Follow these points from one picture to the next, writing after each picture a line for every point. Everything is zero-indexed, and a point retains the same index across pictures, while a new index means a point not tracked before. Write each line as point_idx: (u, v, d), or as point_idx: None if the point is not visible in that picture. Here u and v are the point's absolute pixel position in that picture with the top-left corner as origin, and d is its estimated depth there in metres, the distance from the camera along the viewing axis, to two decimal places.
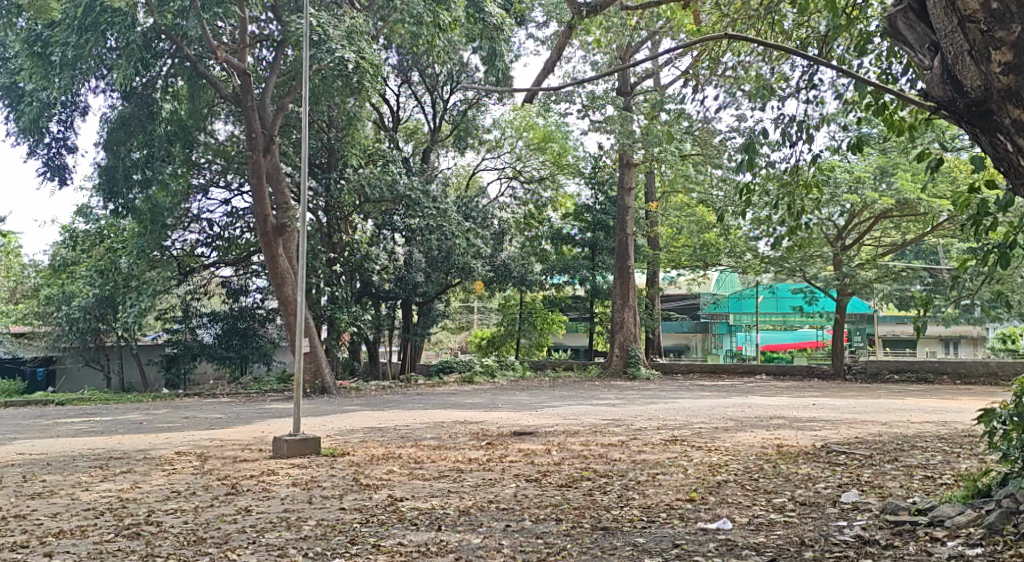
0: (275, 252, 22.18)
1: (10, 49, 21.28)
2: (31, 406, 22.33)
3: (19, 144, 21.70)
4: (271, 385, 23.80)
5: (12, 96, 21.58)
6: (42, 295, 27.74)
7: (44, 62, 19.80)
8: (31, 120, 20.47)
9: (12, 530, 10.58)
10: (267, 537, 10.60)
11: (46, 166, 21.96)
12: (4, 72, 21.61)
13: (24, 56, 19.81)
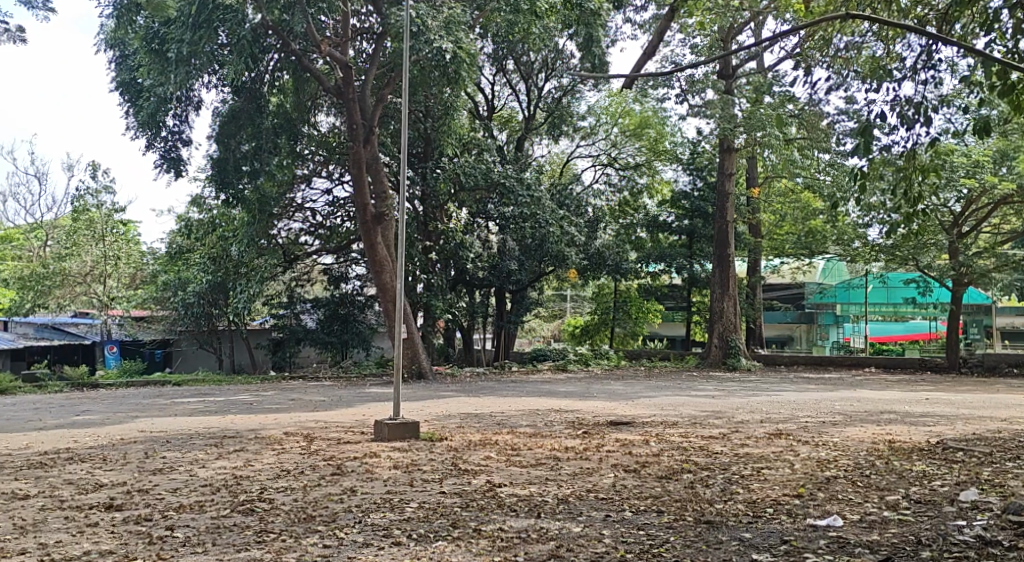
0: (374, 240, 22.42)
1: (131, 47, 22.23)
2: (149, 385, 23.10)
3: (138, 137, 22.48)
4: (370, 369, 24.13)
5: (131, 91, 22.58)
6: (158, 280, 28.67)
7: (161, 57, 20.61)
8: (149, 114, 21.27)
9: (136, 504, 10.85)
10: (372, 517, 10.69)
11: (162, 159, 22.60)
12: (124, 68, 22.57)
13: (143, 53, 20.87)
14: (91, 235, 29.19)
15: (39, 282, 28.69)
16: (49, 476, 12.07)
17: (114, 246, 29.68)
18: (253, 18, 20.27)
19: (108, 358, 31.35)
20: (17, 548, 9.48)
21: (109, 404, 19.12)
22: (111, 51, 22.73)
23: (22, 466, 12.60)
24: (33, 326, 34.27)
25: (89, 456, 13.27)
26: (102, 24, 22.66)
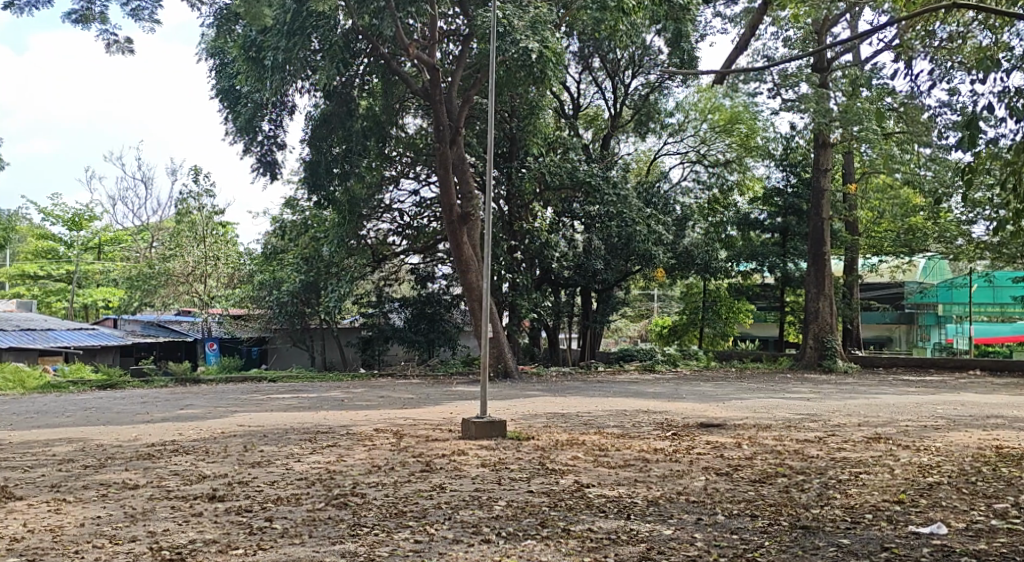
0: (459, 240, 22.47)
1: (229, 55, 22.97)
2: (245, 381, 23.63)
3: (236, 142, 23.02)
4: (457, 367, 24.22)
5: (230, 98, 23.32)
6: (254, 280, 29.26)
7: (258, 64, 21.09)
8: (246, 120, 22.05)
9: (237, 495, 11.02)
10: (462, 514, 10.66)
11: (259, 163, 23.06)
12: (224, 75, 23.38)
13: (240, 60, 21.32)
14: (193, 237, 30.76)
15: (147, 281, 30.49)
16: (155, 467, 12.33)
17: (214, 247, 31.01)
18: (344, 23, 20.54)
19: (209, 355, 32.28)
20: (127, 536, 9.66)
21: (208, 399, 19.54)
22: (212, 60, 23.71)
23: (130, 457, 12.90)
24: (138, 324, 35.34)
25: (192, 448, 13.54)
26: (204, 34, 23.54)
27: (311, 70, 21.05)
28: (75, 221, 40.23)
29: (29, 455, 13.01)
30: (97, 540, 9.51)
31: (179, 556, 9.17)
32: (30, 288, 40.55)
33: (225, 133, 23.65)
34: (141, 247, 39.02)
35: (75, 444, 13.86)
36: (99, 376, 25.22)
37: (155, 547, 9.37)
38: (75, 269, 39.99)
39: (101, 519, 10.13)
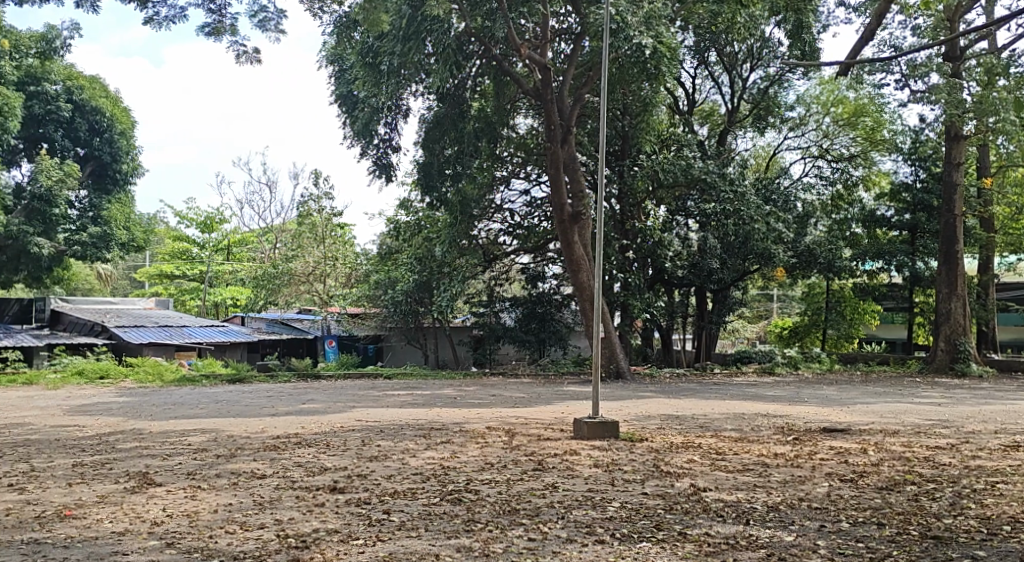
0: (570, 240, 22.23)
1: (348, 61, 23.42)
2: (361, 378, 23.96)
3: (353, 146, 23.37)
4: (568, 367, 24.04)
5: (348, 103, 23.78)
6: (370, 279, 29.71)
7: (375, 70, 21.47)
8: (363, 124, 22.48)
9: (356, 487, 11.07)
10: (575, 514, 10.45)
11: (374, 165, 23.36)
12: (341, 81, 23.86)
13: (359, 66, 21.75)
14: (314, 238, 31.37)
15: (271, 280, 31.16)
16: (280, 458, 12.50)
17: (333, 247, 31.63)
18: (458, 27, 20.64)
19: (328, 351, 33.40)
20: (256, 523, 9.81)
21: (329, 394, 19.85)
22: (332, 67, 24.25)
23: (258, 447, 13.13)
24: (263, 323, 36.20)
25: (314, 441, 13.70)
26: (324, 42, 24.09)
27: (425, 73, 21.48)
28: (207, 223, 41.50)
29: (166, 444, 13.38)
30: (228, 527, 9.67)
31: (304, 545, 9.26)
32: (167, 287, 42.14)
33: (343, 138, 24.10)
34: (266, 249, 40.05)
35: (207, 434, 14.21)
36: (228, 371, 25.99)
37: (282, 534, 9.51)
38: (206, 269, 41.22)
39: (231, 505, 10.29)
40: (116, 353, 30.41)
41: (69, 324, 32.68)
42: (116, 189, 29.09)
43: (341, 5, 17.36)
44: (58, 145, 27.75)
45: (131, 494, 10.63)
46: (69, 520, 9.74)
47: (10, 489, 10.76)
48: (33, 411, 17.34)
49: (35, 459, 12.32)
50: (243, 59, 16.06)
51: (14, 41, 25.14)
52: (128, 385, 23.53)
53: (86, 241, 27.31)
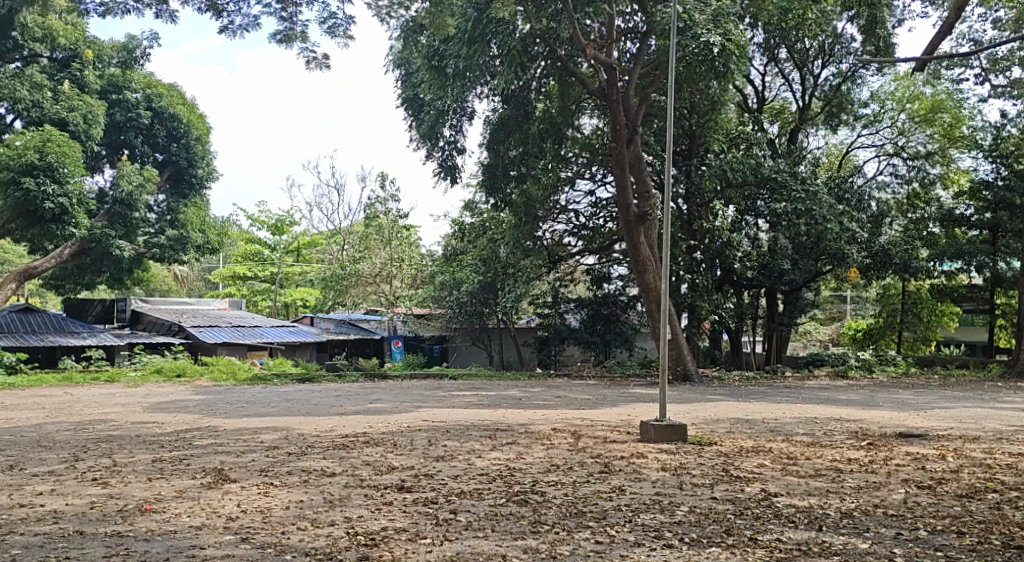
0: (636, 240, 22.01)
1: (414, 65, 23.52)
2: (428, 378, 24.02)
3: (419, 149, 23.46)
4: (634, 369, 23.82)
5: (414, 106, 23.86)
6: (435, 280, 29.80)
7: (441, 73, 21.50)
8: (429, 126, 22.56)
9: (423, 487, 11.02)
10: (643, 517, 10.27)
11: (439, 167, 23.40)
12: (408, 85, 23.97)
13: (425, 69, 21.74)
14: (380, 240, 31.53)
15: (340, 281, 31.48)
16: (349, 456, 12.53)
17: (399, 249, 31.76)
18: (523, 28, 20.61)
19: (395, 352, 33.74)
20: (326, 520, 9.82)
21: (396, 394, 19.90)
22: (398, 71, 24.36)
23: (327, 446, 13.17)
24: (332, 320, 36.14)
25: (381, 440, 13.72)
26: (391, 45, 24.22)
27: (490, 75, 21.47)
28: (278, 225, 42.03)
29: (239, 441, 13.50)
30: (300, 523, 9.70)
31: (373, 543, 9.27)
32: (240, 289, 42.75)
33: (409, 141, 24.18)
34: (334, 250, 40.44)
35: (278, 432, 14.31)
36: (298, 370, 26.27)
37: (351, 532, 9.52)
38: (277, 271, 41.74)
39: (302, 502, 10.32)
40: (193, 352, 31.06)
41: (148, 324, 33.43)
42: (192, 193, 29.57)
43: (408, 9, 17.41)
44: (138, 151, 28.05)
45: (206, 490, 10.72)
46: (149, 513, 9.85)
47: (93, 483, 10.92)
48: (113, 407, 17.67)
49: (116, 454, 12.51)
50: (313, 67, 16.27)
51: (96, 50, 26.21)
52: (203, 383, 23.90)
53: (164, 244, 27.98)
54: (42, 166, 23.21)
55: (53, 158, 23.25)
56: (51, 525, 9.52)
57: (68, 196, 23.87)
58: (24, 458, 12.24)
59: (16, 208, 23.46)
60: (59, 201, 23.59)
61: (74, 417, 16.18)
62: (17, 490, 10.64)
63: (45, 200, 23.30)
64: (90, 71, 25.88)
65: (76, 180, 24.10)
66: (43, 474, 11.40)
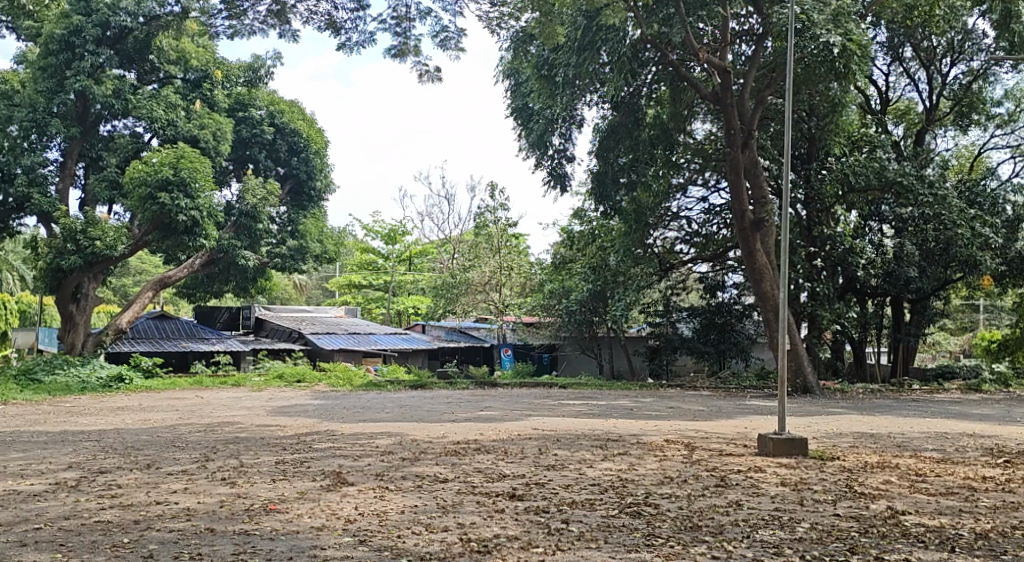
0: (752, 247, 21.42)
1: (523, 74, 23.47)
2: (539, 386, 23.88)
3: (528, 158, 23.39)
4: (751, 380, 23.20)
5: (523, 115, 23.83)
6: (545, 288, 29.74)
7: (551, 82, 21.38)
8: (537, 136, 22.46)
9: (535, 495, 10.83)
10: (761, 533, 9.88)
11: (549, 175, 23.28)
12: (518, 94, 23.96)
13: (535, 79, 21.62)
14: (490, 249, 31.62)
15: (449, 290, 31.73)
16: (462, 463, 12.44)
17: (508, 257, 31.75)
18: (633, 34, 20.29)
19: (504, 360, 33.35)
20: (440, 525, 9.72)
21: (506, 402, 19.80)
22: (507, 81, 24.40)
23: (440, 452, 13.12)
24: (443, 330, 36.43)
25: (493, 448, 13.61)
26: (500, 56, 24.26)
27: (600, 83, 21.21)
28: (390, 235, 42.58)
29: (356, 445, 13.57)
30: (415, 527, 9.62)
31: (485, 550, 9.15)
32: (355, 296, 43.43)
33: (519, 150, 24.15)
34: (444, 259, 40.75)
35: (393, 438, 14.34)
36: (411, 377, 26.45)
37: (465, 537, 9.40)
38: (390, 280, 42.30)
39: (417, 507, 10.25)
40: (312, 357, 31.76)
41: (270, 331, 34.35)
42: (311, 205, 30.11)
43: (518, 19, 17.33)
44: (262, 165, 28.67)
45: (326, 492, 10.76)
46: (274, 513, 9.92)
47: (222, 482, 11.08)
48: (239, 410, 18.06)
49: (242, 455, 12.71)
50: (425, 82, 16.51)
51: (224, 71, 27.16)
52: (322, 388, 24.27)
53: (284, 253, 28.71)
54: (177, 181, 23.93)
55: (185, 173, 24.00)
56: (184, 521, 9.66)
57: (200, 209, 24.53)
58: (158, 458, 12.52)
59: (153, 221, 24.20)
60: (191, 214, 24.22)
61: (203, 419, 16.58)
62: (153, 487, 10.86)
63: (178, 213, 23.95)
64: (220, 90, 26.71)
65: (207, 194, 24.75)
66: (177, 472, 11.62)
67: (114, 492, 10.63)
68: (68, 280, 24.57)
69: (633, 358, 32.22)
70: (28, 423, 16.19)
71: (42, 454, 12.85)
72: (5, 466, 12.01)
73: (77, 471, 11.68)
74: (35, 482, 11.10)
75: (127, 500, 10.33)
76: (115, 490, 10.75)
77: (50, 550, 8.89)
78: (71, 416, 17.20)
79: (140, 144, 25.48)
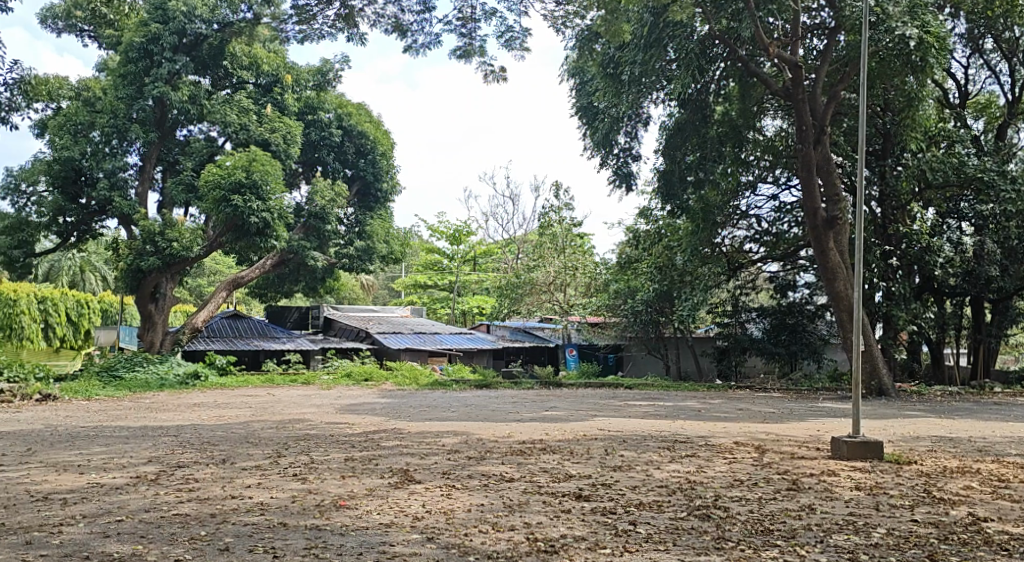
0: (825, 246, 20.93)
1: (589, 73, 23.24)
2: (605, 387, 23.66)
3: (593, 157, 23.22)
4: (823, 381, 22.73)
5: (588, 114, 23.63)
6: (610, 289, 29.46)
7: (616, 81, 21.15)
8: (602, 135, 22.26)
9: (601, 496, 10.65)
10: (835, 538, 9.58)
11: (615, 175, 23.05)
12: (583, 93, 23.73)
13: (600, 77, 21.47)
14: (554, 249, 31.49)
15: (514, 290, 31.69)
16: (528, 463, 12.30)
17: (573, 257, 31.52)
18: (700, 30, 20.04)
19: (569, 360, 33.38)
20: (507, 524, 9.60)
21: (571, 402, 19.59)
22: (573, 81, 24.17)
23: (506, 451, 13.01)
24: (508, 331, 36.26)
25: (559, 448, 13.45)
26: (566, 56, 24.06)
27: (667, 80, 20.81)
28: (455, 235, 42.64)
29: (423, 444, 13.52)
30: (481, 526, 9.51)
31: (553, 550, 9.01)
32: (420, 297, 43.61)
33: (584, 149, 23.98)
34: (509, 259, 40.68)
35: (458, 437, 14.25)
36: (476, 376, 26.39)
37: (531, 537, 9.27)
38: (455, 280, 42.32)
39: (483, 506, 10.14)
40: (379, 356, 31.97)
41: (338, 330, 34.58)
42: (378, 206, 30.25)
43: (584, 18, 17.15)
44: (331, 167, 28.89)
45: (394, 489, 10.71)
46: (344, 509, 9.89)
47: (293, 478, 11.11)
48: (308, 408, 18.16)
49: (313, 452, 12.73)
50: (491, 82, 16.41)
51: (295, 75, 27.53)
52: (388, 387, 24.37)
53: (352, 254, 28.80)
54: (249, 184, 24.21)
55: (258, 176, 24.24)
56: (257, 515, 9.68)
57: (271, 211, 24.71)
58: (232, 454, 12.62)
59: (227, 223, 24.56)
60: (263, 215, 24.40)
61: (274, 416, 16.71)
62: (228, 482, 10.93)
63: (250, 214, 24.17)
64: (290, 94, 26.98)
65: (278, 196, 25.00)
66: (250, 468, 11.69)
67: (191, 486, 10.71)
68: (146, 281, 25.08)
69: (701, 359, 31.84)
70: (109, 419, 16.48)
71: (123, 448, 13.04)
72: (87, 460, 12.21)
73: (156, 465, 11.81)
74: (116, 476, 11.23)
75: (203, 494, 10.40)
76: (192, 484, 10.83)
77: (131, 541, 8.96)
78: (149, 412, 17.46)
79: (214, 148, 25.91)
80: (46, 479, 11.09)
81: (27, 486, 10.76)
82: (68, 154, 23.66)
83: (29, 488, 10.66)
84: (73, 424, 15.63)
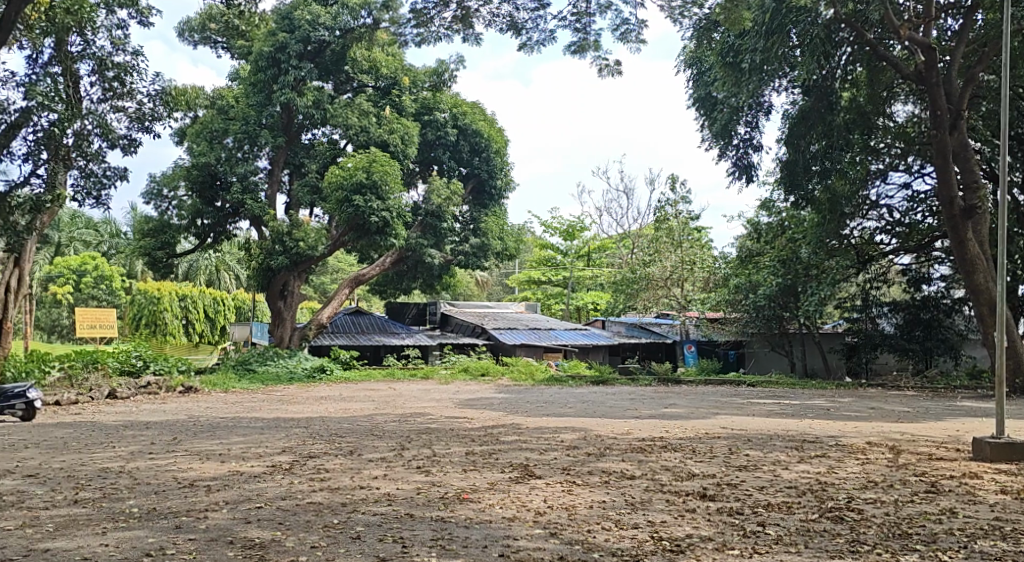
0: (963, 237, 19.80)
1: (707, 62, 22.65)
2: (726, 383, 23.10)
3: (712, 148, 22.64)
4: (962, 380, 21.64)
5: (707, 105, 23.00)
6: (729, 283, 28.67)
7: (737, 69, 20.30)
8: (721, 126, 21.65)
9: (727, 496, 10.25)
10: (980, 543, 8.97)
11: (735, 166, 22.43)
12: (701, 84, 23.10)
13: (719, 66, 20.69)
14: (671, 243, 30.99)
15: (630, 285, 31.81)
16: (650, 460, 11.98)
17: (690, 252, 30.89)
18: (826, 14, 19.21)
19: (688, 356, 32.52)
20: (630, 522, 9.33)
21: (692, 399, 19.14)
22: (690, 71, 23.62)
23: (626, 448, 12.72)
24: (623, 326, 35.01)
25: (682, 446, 13.07)
26: (684, 46, 23.53)
27: (791, 67, 20.04)
28: (569, 231, 42.41)
29: (543, 439, 13.33)
30: (604, 523, 9.26)
31: (679, 549, 8.68)
32: (535, 293, 43.51)
33: (703, 140, 23.41)
34: (624, 255, 40.25)
35: (578, 433, 14.02)
36: (594, 372, 26.26)
37: (656, 536, 8.97)
38: (569, 276, 42.18)
39: (605, 503, 9.88)
40: (496, 352, 32.00)
41: (455, 327, 34.74)
42: (492, 203, 30.19)
43: (704, 7, 16.66)
44: (446, 166, 28.96)
45: (515, 484, 10.55)
46: (467, 502, 9.78)
47: (418, 470, 11.08)
48: (430, 403, 18.22)
49: (436, 446, 12.71)
50: (606, 77, 16.17)
51: (411, 76, 27.82)
52: (505, 383, 24.35)
53: (467, 251, 28.84)
54: (369, 184, 24.46)
55: (378, 176, 24.41)
56: (385, 506, 9.65)
57: (391, 210, 24.93)
58: (360, 445, 12.70)
59: (349, 222, 24.87)
60: (383, 215, 24.64)
61: (398, 410, 16.85)
62: (357, 473, 10.96)
63: (371, 214, 24.45)
64: (408, 96, 27.18)
65: (397, 196, 25.11)
66: (378, 459, 11.73)
67: (323, 476, 10.78)
68: (274, 279, 25.63)
69: (827, 354, 30.89)
70: (244, 410, 16.87)
71: (259, 439, 13.29)
72: (228, 449, 12.46)
73: (290, 455, 11.96)
74: (254, 465, 11.42)
75: (334, 484, 10.44)
76: (324, 474, 10.90)
77: (271, 527, 9.03)
78: (282, 404, 17.82)
79: (337, 149, 26.36)
80: (191, 467, 11.34)
81: (173, 473, 11.01)
82: (204, 159, 24.37)
83: (175, 475, 10.91)
84: (212, 415, 16.04)
